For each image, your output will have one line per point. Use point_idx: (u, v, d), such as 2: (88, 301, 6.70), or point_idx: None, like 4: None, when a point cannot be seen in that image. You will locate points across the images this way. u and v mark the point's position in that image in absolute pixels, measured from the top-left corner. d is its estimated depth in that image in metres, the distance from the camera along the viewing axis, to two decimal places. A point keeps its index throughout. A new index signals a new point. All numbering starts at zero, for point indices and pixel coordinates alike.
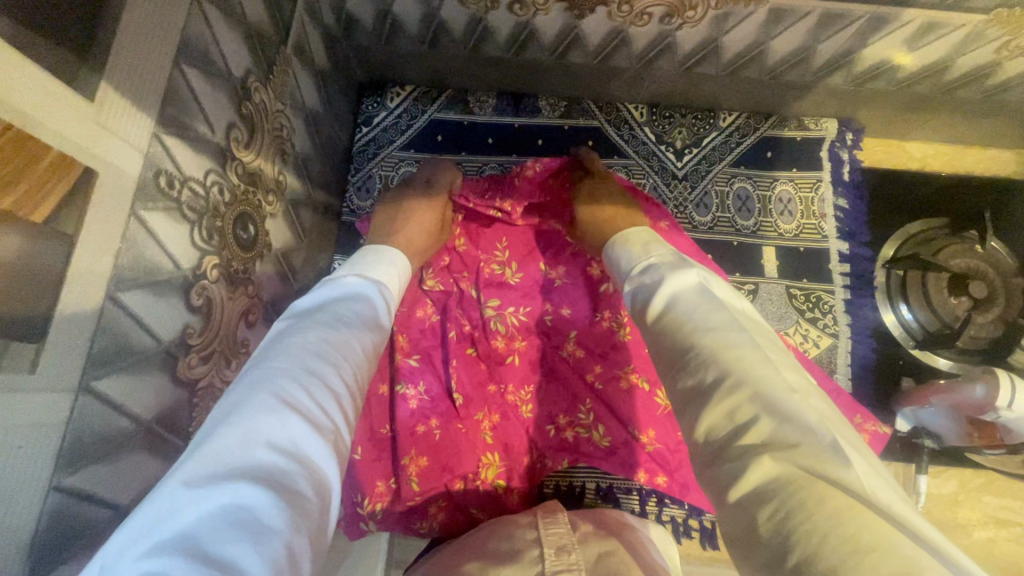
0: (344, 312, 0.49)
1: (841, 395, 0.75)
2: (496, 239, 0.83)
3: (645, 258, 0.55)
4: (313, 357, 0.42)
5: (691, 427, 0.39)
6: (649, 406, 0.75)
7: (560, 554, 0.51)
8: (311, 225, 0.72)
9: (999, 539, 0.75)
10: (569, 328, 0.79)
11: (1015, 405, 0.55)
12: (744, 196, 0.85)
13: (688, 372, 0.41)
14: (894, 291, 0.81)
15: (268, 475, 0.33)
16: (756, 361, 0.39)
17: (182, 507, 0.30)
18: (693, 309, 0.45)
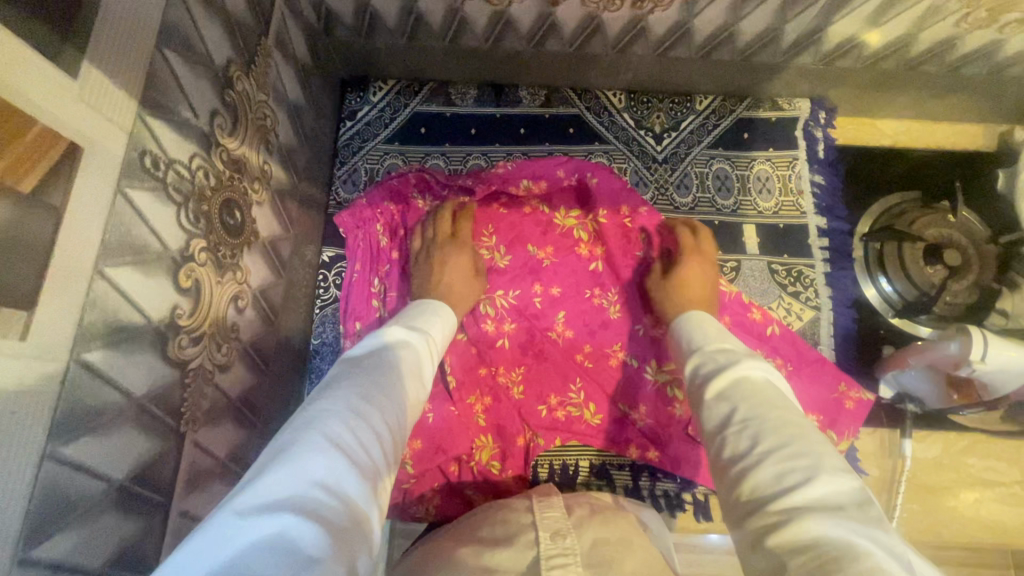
0: (386, 364, 0.53)
1: (824, 365, 0.77)
2: (482, 225, 0.84)
3: (719, 340, 0.58)
4: (358, 403, 0.45)
5: (736, 485, 0.41)
6: (639, 384, 0.77)
7: (554, 539, 0.50)
8: (297, 217, 0.73)
9: (985, 500, 0.77)
10: (558, 309, 0.81)
11: (988, 357, 0.57)
12: (723, 176, 0.87)
13: (741, 438, 0.44)
14: (873, 264, 0.83)
15: (316, 507, 0.35)
16: (820, 447, 0.41)
17: (238, 532, 0.32)
18: (760, 394, 0.47)
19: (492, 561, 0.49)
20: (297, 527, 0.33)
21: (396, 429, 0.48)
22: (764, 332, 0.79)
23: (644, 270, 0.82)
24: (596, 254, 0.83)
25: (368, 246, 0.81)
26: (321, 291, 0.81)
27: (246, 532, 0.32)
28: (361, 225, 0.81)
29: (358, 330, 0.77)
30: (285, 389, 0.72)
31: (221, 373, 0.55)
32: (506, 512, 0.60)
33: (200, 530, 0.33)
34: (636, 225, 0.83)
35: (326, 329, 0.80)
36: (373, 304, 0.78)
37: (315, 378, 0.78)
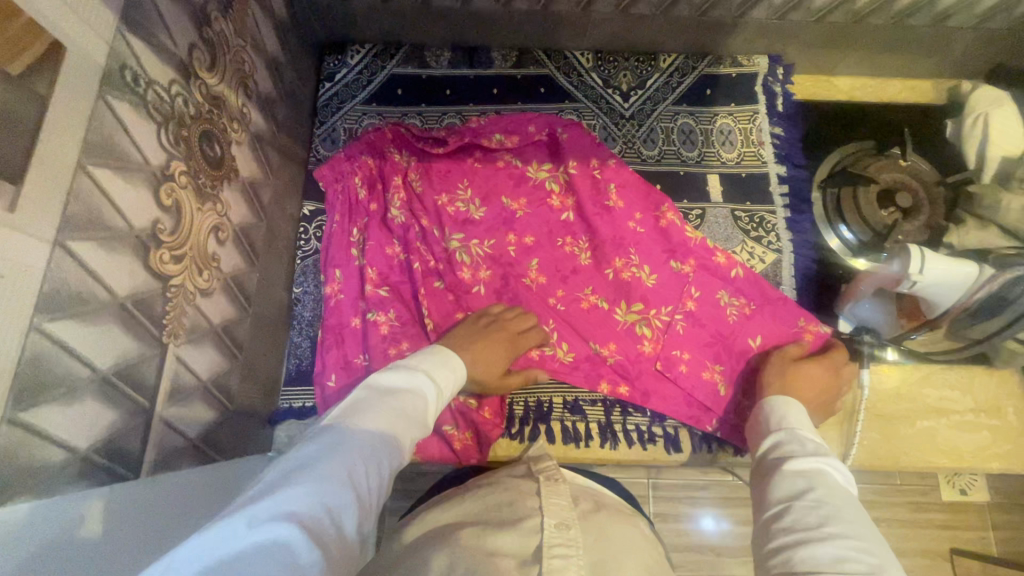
0: (408, 402, 0.56)
1: (785, 303, 0.81)
2: (456, 179, 0.87)
3: (809, 430, 0.63)
4: (374, 438, 0.50)
5: (800, 547, 0.48)
6: (610, 324, 0.82)
7: (560, 529, 0.50)
8: (278, 166, 0.77)
9: (940, 426, 0.81)
10: (531, 256, 0.85)
11: (925, 269, 0.61)
12: (687, 130, 0.91)
13: (811, 514, 0.51)
14: (832, 214, 0.87)
15: (314, 529, 0.40)
16: (883, 556, 0.47)
17: (243, 537, 0.37)
18: (838, 489, 0.54)
19: (495, 545, 0.48)
20: (294, 543, 0.38)
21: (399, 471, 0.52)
22: (728, 274, 0.82)
23: (614, 217, 0.85)
24: (567, 205, 0.87)
25: (347, 198, 0.83)
26: (302, 243, 0.84)
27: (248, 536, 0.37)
28: (340, 178, 0.84)
29: (338, 277, 0.80)
30: (266, 331, 0.75)
31: (203, 298, 0.58)
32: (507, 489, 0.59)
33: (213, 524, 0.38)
34: (605, 176, 0.86)
35: (306, 279, 0.82)
36: (352, 253, 0.81)
37: (298, 325, 0.81)
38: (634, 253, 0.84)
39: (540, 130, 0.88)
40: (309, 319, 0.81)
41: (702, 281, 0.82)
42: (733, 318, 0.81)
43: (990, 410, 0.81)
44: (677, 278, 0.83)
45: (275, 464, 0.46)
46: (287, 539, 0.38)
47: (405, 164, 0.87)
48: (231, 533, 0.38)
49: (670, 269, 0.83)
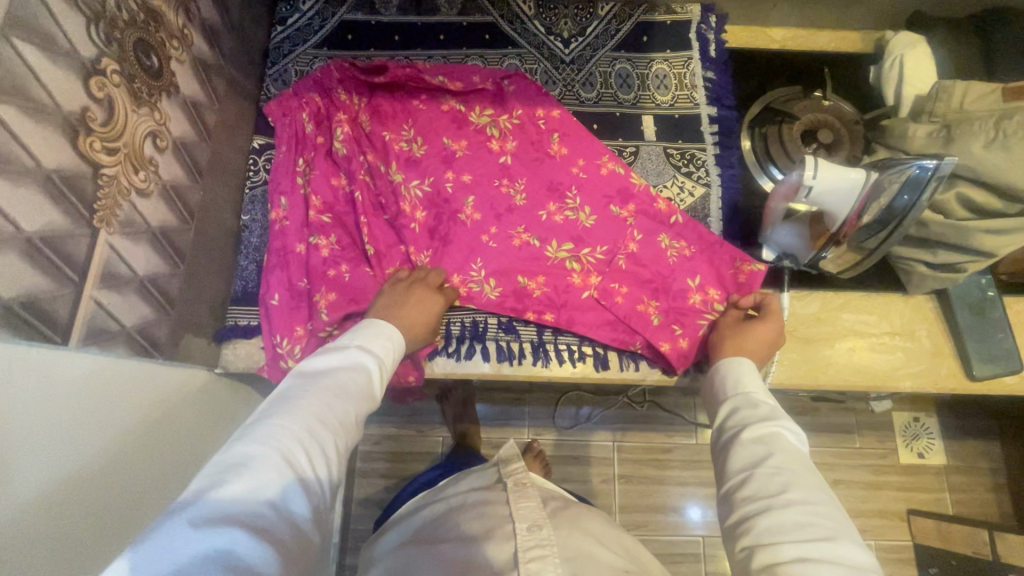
0: (343, 383, 0.60)
1: (706, 238, 0.85)
2: (402, 121, 0.91)
3: (760, 391, 0.65)
4: (312, 423, 0.54)
5: (764, 513, 0.52)
6: (541, 258, 0.86)
7: (531, 532, 0.63)
8: (224, 96, 0.81)
9: (858, 348, 0.85)
10: (466, 195, 0.88)
11: (816, 173, 0.66)
12: (625, 74, 0.95)
13: (772, 479, 0.54)
14: (763, 158, 0.91)
15: (257, 527, 0.45)
16: (838, 517, 0.51)
17: (187, 544, 0.42)
18: (792, 452, 0.57)
19: (474, 555, 0.61)
20: (237, 547, 0.43)
21: (344, 446, 0.57)
22: (668, 220, 0.87)
23: (556, 163, 0.90)
24: (506, 149, 0.90)
25: (293, 130, 0.88)
26: (251, 174, 0.88)
27: (195, 545, 0.42)
28: (289, 114, 0.88)
29: (284, 204, 0.85)
30: (212, 251, 0.79)
31: (139, 197, 0.62)
32: (482, 504, 0.72)
33: (158, 531, 0.42)
34: (550, 125, 0.91)
35: (255, 206, 0.86)
36: (297, 181, 0.85)
37: (245, 250, 0.85)
38: (571, 195, 0.88)
39: (486, 77, 0.92)
40: (256, 244, 0.85)
41: (641, 224, 0.87)
42: (672, 258, 0.85)
43: (904, 333, 0.86)
44: (616, 221, 0.87)
45: (216, 455, 0.49)
46: (231, 544, 0.43)
47: (356, 106, 0.90)
48: (175, 541, 0.42)
49: (609, 212, 0.87)
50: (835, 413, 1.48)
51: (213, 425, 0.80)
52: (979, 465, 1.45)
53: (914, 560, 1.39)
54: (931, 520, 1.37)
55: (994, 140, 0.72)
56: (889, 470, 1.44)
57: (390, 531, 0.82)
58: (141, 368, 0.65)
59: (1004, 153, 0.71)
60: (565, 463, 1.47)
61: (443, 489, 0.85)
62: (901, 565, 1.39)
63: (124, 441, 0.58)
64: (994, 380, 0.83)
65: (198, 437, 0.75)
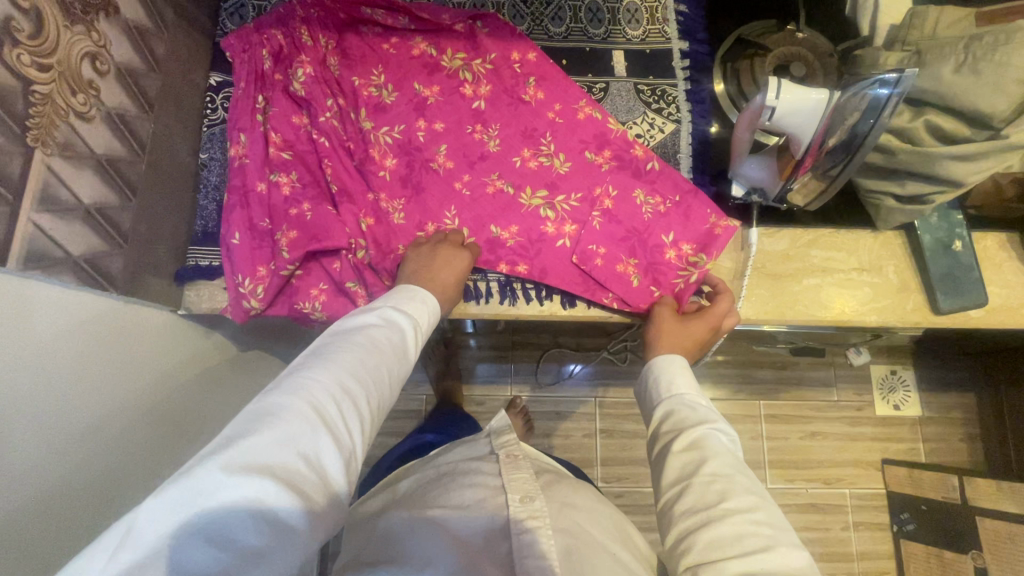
0: (375, 340, 0.59)
1: (681, 182, 0.85)
2: (371, 65, 0.88)
3: (694, 392, 0.65)
4: (344, 378, 0.53)
5: (704, 528, 0.51)
6: (516, 205, 0.84)
7: (524, 502, 0.61)
8: (175, 25, 0.77)
9: (825, 284, 0.85)
10: (439, 142, 0.86)
11: (779, 94, 0.64)
12: (595, 8, 0.92)
13: (710, 490, 0.53)
14: (735, 94, 0.89)
15: (288, 479, 0.44)
16: (774, 519, 0.52)
17: (216, 489, 0.41)
18: (725, 453, 0.57)
19: (461, 529, 0.59)
20: (267, 495, 0.42)
21: (376, 406, 0.56)
22: (644, 168, 0.85)
23: (531, 108, 0.87)
24: (480, 94, 0.88)
25: (252, 67, 0.84)
26: (209, 112, 0.85)
27: (226, 490, 0.41)
28: (248, 49, 0.85)
29: (242, 141, 0.82)
30: (169, 189, 0.76)
31: (80, 121, 0.60)
32: (474, 473, 0.68)
33: (188, 474, 0.42)
34: (525, 69, 0.89)
35: (213, 146, 0.84)
36: (256, 118, 0.83)
37: (204, 189, 0.83)
38: (546, 141, 0.86)
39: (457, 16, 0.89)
40: (215, 183, 0.83)
41: (616, 172, 0.85)
42: (648, 214, 0.84)
43: (872, 269, 0.85)
44: (590, 167, 0.86)
45: (248, 405, 0.48)
46: (259, 492, 0.42)
47: (324, 48, 0.87)
48: (206, 485, 0.41)
49: (585, 159, 0.86)
50: (812, 365, 1.49)
51: (173, 380, 0.78)
52: (952, 415, 1.47)
53: (886, 506, 1.42)
54: (904, 468, 1.40)
55: (964, 63, 0.71)
56: (864, 421, 1.47)
57: (377, 493, 0.78)
58: (91, 301, 0.63)
59: (973, 76, 0.70)
60: (546, 418, 1.48)
61: (429, 458, 0.81)
62: (874, 511, 1.42)
63: (68, 380, 0.58)
64: (959, 314, 0.83)
65: (158, 392, 0.74)
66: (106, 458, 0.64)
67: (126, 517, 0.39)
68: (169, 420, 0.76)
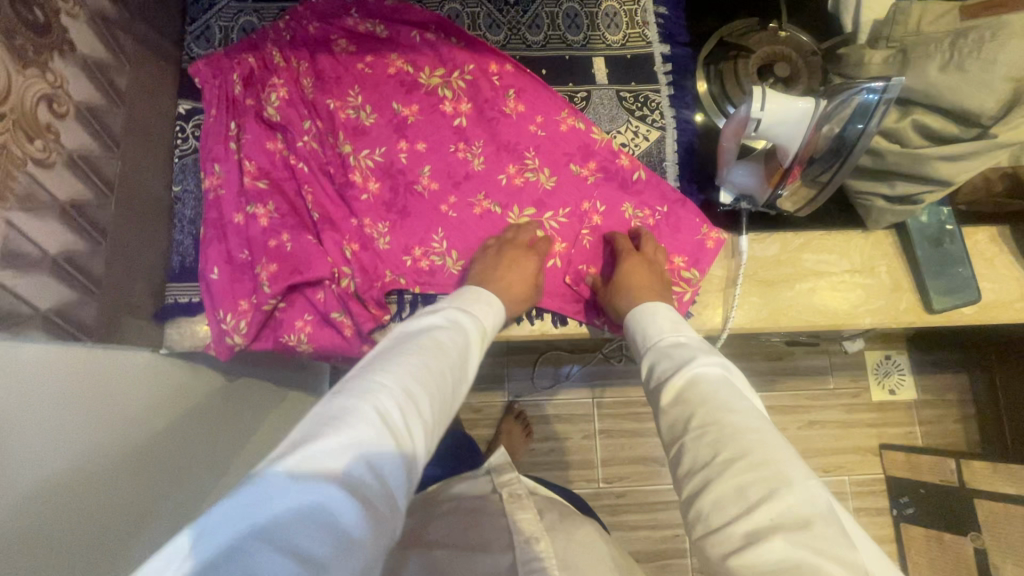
0: (434, 347, 0.57)
1: (670, 195, 0.83)
2: (348, 85, 0.85)
3: (678, 341, 0.64)
4: (408, 383, 0.51)
5: (702, 491, 0.47)
6: (503, 225, 0.83)
7: (528, 544, 0.60)
8: (137, 56, 0.74)
9: (819, 288, 0.84)
10: (421, 162, 0.84)
11: (764, 105, 0.62)
12: (573, 14, 0.90)
13: (703, 445, 0.50)
14: (719, 97, 0.87)
15: (356, 487, 0.41)
16: (776, 454, 0.48)
17: (285, 493, 0.38)
18: (713, 398, 0.54)
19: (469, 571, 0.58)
20: (335, 501, 0.39)
21: (439, 416, 0.53)
22: (630, 178, 0.84)
23: (513, 122, 0.85)
24: (460, 111, 0.86)
25: (222, 93, 0.81)
26: (180, 142, 0.82)
27: (293, 496, 0.38)
28: (218, 74, 0.82)
29: (217, 172, 0.79)
30: (142, 227, 0.74)
31: (40, 169, 0.57)
32: (479, 516, 0.67)
33: (256, 480, 0.39)
34: (504, 82, 0.86)
35: (186, 177, 0.81)
36: (229, 147, 0.80)
37: (179, 223, 0.80)
38: (530, 156, 0.85)
39: (430, 30, 0.87)
40: (190, 217, 0.80)
41: (602, 185, 0.84)
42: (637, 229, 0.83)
43: (864, 270, 0.84)
44: (576, 181, 0.84)
45: (315, 409, 0.46)
46: (327, 499, 0.38)
47: (297, 69, 0.84)
48: (273, 490, 0.38)
49: (570, 172, 0.84)
50: (807, 355, 1.49)
51: (188, 419, 0.75)
52: (946, 397, 1.48)
53: (885, 491, 1.43)
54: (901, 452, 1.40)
55: (950, 61, 0.69)
56: (860, 408, 1.47)
57: None
58: (76, 355, 0.61)
59: (959, 74, 0.69)
60: (544, 423, 1.47)
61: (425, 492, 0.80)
62: (874, 497, 1.43)
63: (66, 414, 0.56)
64: (952, 312, 0.82)
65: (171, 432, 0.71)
66: (120, 494, 0.60)
67: (199, 520, 0.36)
68: (190, 460, 0.72)
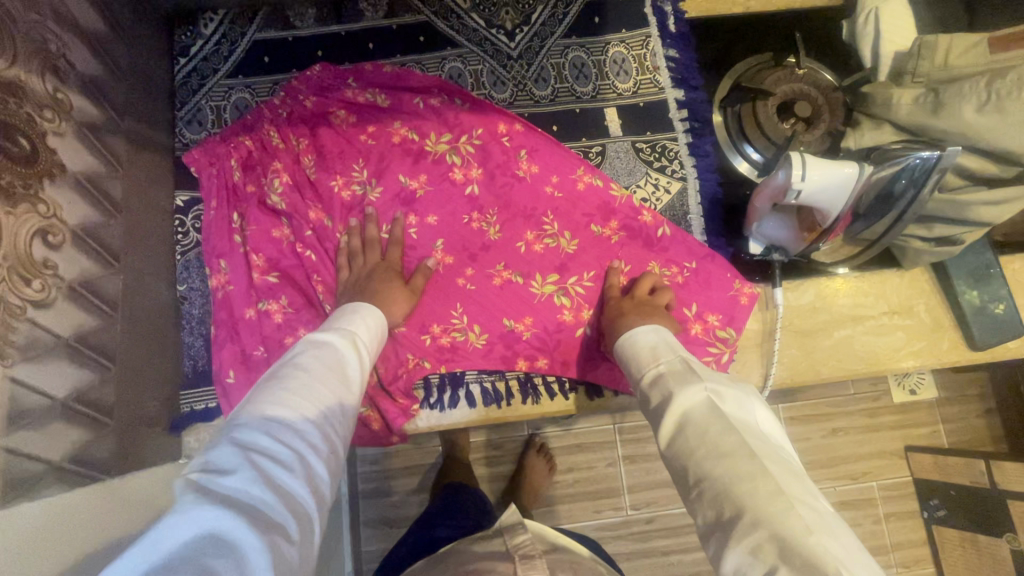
0: (308, 360, 0.55)
1: (700, 251, 0.80)
2: (351, 159, 0.81)
3: (655, 369, 0.59)
4: (280, 403, 0.48)
5: (719, 561, 0.42)
6: (525, 296, 0.79)
7: None
8: (129, 157, 0.70)
9: (857, 334, 0.81)
10: (436, 236, 0.80)
11: (805, 174, 0.59)
12: (580, 64, 0.86)
13: (707, 505, 0.45)
14: (736, 136, 0.83)
15: (246, 509, 0.38)
16: (772, 498, 0.42)
17: (167, 534, 0.35)
18: (701, 433, 0.49)
19: None
20: (224, 525, 0.36)
21: (332, 420, 0.51)
22: (655, 235, 0.80)
23: (527, 185, 0.81)
24: (471, 177, 0.82)
25: (222, 182, 0.78)
26: (180, 236, 0.78)
27: (176, 534, 0.35)
28: (215, 162, 0.78)
29: (224, 268, 0.76)
30: (151, 338, 0.70)
31: (38, 310, 0.53)
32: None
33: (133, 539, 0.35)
34: (514, 142, 0.82)
35: (191, 275, 0.77)
36: (235, 240, 0.76)
37: (188, 324, 0.76)
38: (548, 220, 0.81)
39: (434, 95, 0.83)
40: (199, 317, 0.76)
41: (626, 244, 0.81)
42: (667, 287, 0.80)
43: (903, 311, 0.81)
44: (598, 242, 0.81)
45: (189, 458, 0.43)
46: (216, 525, 0.36)
47: (297, 148, 0.80)
48: (154, 535, 0.35)
49: (591, 233, 0.81)
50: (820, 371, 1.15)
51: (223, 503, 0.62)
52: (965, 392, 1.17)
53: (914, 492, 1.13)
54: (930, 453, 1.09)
55: (987, 102, 0.65)
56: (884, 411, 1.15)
57: None
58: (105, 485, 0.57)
59: (999, 115, 0.64)
60: None
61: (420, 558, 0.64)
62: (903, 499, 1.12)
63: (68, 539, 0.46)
64: (997, 348, 0.79)
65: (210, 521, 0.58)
66: None
67: None
68: None
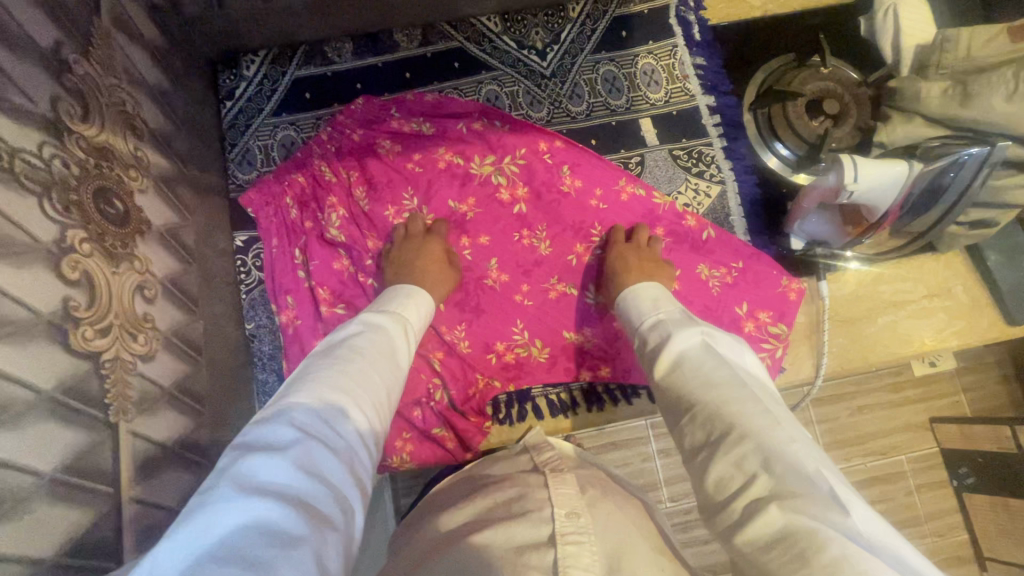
0: (359, 344, 0.54)
1: (747, 252, 0.83)
2: (400, 187, 0.83)
3: (654, 315, 0.60)
4: (331, 386, 0.47)
5: (700, 474, 0.44)
6: (580, 308, 0.82)
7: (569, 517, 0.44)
8: (194, 204, 0.72)
9: (900, 318, 0.84)
10: (490, 256, 0.82)
11: (858, 177, 0.62)
12: (611, 77, 0.89)
13: (695, 427, 0.46)
14: (767, 134, 0.86)
15: (296, 496, 0.37)
16: (755, 416, 0.43)
17: (221, 518, 0.34)
18: (699, 368, 0.50)
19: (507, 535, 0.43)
20: (275, 513, 0.35)
21: (377, 407, 0.50)
22: (700, 238, 0.83)
23: (573, 199, 0.84)
24: (518, 196, 0.84)
25: (281, 220, 0.80)
26: (244, 276, 0.80)
27: (230, 518, 0.34)
28: (271, 201, 0.80)
29: (291, 304, 0.78)
30: (229, 377, 0.72)
31: (144, 362, 0.55)
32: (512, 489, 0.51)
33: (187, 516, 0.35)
34: (556, 159, 0.84)
35: (257, 312, 0.79)
36: (299, 276, 0.79)
37: (260, 361, 0.78)
38: (597, 232, 0.84)
39: (475, 119, 0.85)
40: (270, 353, 0.78)
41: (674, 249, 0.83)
42: (716, 288, 0.83)
43: (940, 293, 0.85)
44: None
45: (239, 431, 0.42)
46: (268, 512, 0.35)
47: (346, 180, 0.82)
48: (209, 516, 0.34)
49: None
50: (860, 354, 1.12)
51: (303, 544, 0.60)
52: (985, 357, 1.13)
53: None
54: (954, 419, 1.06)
55: (1016, 91, 0.67)
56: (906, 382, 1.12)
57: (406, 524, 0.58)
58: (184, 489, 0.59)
59: None
60: None
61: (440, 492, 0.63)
62: None
63: None
64: None
65: None
66: None
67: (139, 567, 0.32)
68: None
